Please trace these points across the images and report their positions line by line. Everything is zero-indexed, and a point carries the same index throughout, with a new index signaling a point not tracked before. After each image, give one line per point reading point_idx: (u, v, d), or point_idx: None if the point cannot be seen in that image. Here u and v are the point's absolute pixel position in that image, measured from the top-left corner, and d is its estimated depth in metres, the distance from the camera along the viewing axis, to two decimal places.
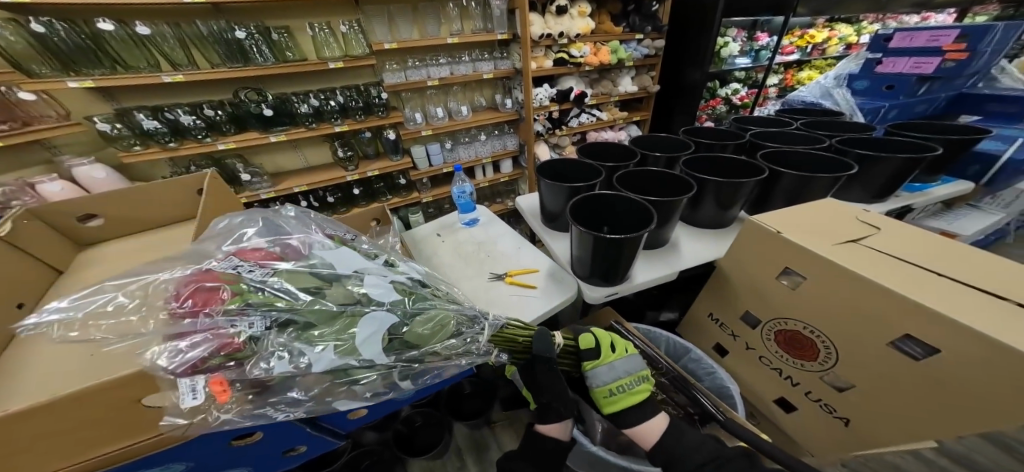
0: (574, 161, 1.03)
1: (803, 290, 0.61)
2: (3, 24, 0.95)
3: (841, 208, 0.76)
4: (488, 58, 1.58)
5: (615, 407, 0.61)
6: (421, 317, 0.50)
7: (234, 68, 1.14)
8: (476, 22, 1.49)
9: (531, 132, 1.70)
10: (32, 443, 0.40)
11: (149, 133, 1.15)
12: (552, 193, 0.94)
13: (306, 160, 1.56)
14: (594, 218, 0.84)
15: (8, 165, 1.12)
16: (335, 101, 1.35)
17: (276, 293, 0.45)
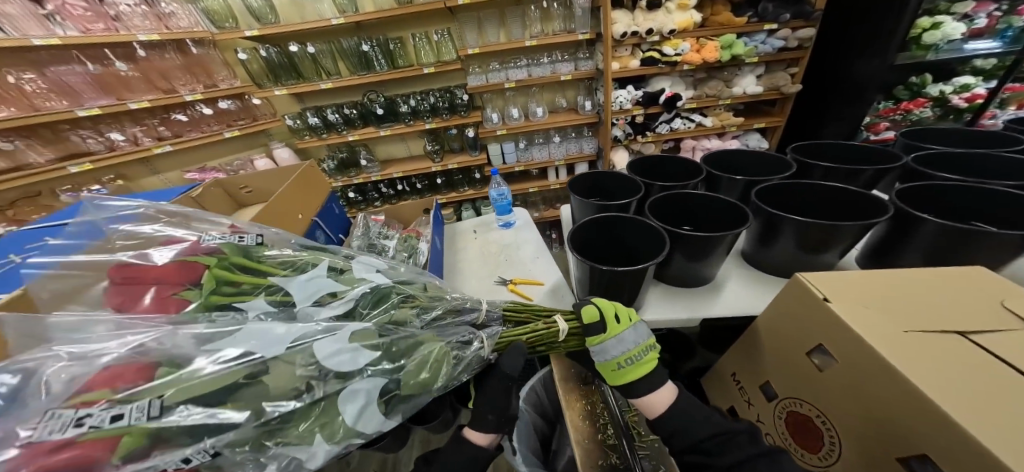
0: (619, 175, 0.99)
1: (830, 373, 0.46)
2: (249, 53, 1.46)
3: (982, 282, 0.48)
4: (570, 59, 1.56)
5: (622, 380, 0.53)
6: (413, 365, 0.44)
7: (361, 76, 1.47)
8: (557, 23, 1.49)
9: (609, 137, 1.62)
10: None
11: (313, 127, 1.59)
12: (580, 207, 0.93)
13: (409, 149, 1.88)
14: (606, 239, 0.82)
15: (243, 146, 1.73)
16: (428, 102, 1.59)
17: (194, 418, 0.32)
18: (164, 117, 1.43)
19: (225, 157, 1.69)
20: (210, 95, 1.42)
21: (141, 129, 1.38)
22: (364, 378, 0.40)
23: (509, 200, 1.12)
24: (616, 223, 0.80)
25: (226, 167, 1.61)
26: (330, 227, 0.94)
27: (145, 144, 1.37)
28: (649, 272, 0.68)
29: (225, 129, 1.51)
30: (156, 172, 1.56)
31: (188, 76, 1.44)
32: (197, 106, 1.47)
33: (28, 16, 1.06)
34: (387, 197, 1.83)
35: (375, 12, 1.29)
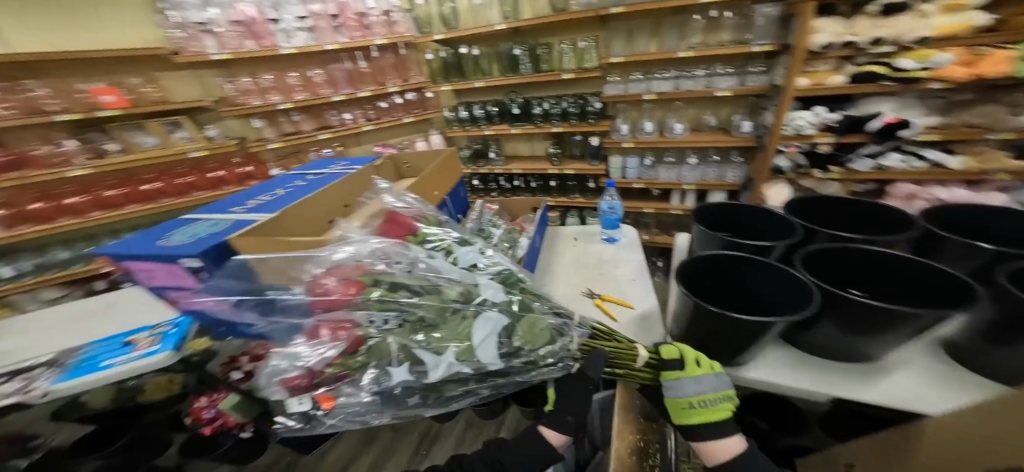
0: (759, 209, 0.83)
1: None
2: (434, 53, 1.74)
3: None
4: (735, 71, 1.36)
5: (692, 420, 0.48)
6: (525, 320, 0.46)
7: (507, 77, 1.59)
8: (726, 33, 1.33)
9: (768, 166, 1.35)
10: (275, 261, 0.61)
11: (461, 120, 1.83)
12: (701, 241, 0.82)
13: (533, 149, 1.98)
14: (725, 278, 0.70)
15: (412, 130, 2.09)
16: (560, 106, 1.62)
17: (400, 293, 0.45)
18: (374, 105, 1.82)
19: (398, 137, 2.07)
20: (407, 85, 1.73)
21: (360, 111, 1.81)
22: (494, 311, 0.45)
23: (619, 216, 1.09)
24: (743, 264, 0.66)
25: (398, 145, 1.99)
26: (452, 209, 1.07)
27: (362, 122, 1.78)
28: (774, 332, 0.54)
29: (404, 116, 1.81)
30: (361, 143, 2.02)
31: (394, 72, 1.75)
32: (395, 96, 1.82)
33: (328, 27, 1.54)
34: (505, 190, 1.96)
35: (530, 21, 1.39)
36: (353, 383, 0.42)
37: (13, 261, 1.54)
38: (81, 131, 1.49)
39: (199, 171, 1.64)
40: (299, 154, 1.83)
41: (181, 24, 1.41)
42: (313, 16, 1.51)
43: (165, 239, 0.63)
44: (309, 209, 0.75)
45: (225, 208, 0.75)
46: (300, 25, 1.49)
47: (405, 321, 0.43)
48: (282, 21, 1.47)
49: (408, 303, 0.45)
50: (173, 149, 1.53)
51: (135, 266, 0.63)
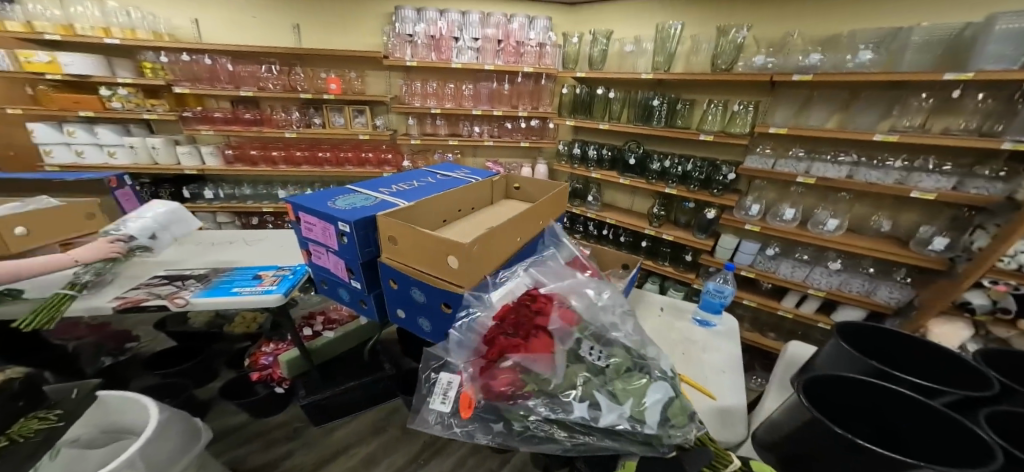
0: (936, 348, 0.64)
1: None
2: (569, 89, 1.75)
3: None
4: (948, 173, 1.10)
5: None
6: (677, 401, 0.42)
7: (637, 126, 1.55)
8: (966, 120, 1.11)
9: (948, 296, 1.05)
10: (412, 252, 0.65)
11: (573, 157, 1.83)
12: (832, 360, 0.66)
13: (633, 203, 1.90)
14: (858, 409, 0.54)
15: (523, 154, 2.18)
16: (682, 168, 1.53)
17: (594, 339, 0.49)
18: (501, 124, 1.93)
19: (506, 157, 2.17)
20: (535, 115, 1.79)
21: (490, 127, 1.93)
22: (671, 387, 0.43)
23: (725, 302, 0.94)
24: (889, 398, 0.51)
25: (507, 165, 2.09)
26: None
27: (485, 138, 1.90)
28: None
29: (523, 140, 1.89)
30: (476, 156, 2.17)
31: (530, 99, 1.85)
32: (523, 122, 1.90)
33: (492, 50, 1.70)
34: (589, 235, 1.92)
35: (682, 74, 1.37)
36: (527, 402, 0.42)
37: (218, 186, 2.03)
38: (306, 106, 1.90)
39: (357, 150, 1.97)
40: (427, 153, 2.03)
41: (396, 33, 1.67)
42: (483, 39, 1.69)
43: (332, 203, 0.75)
44: (433, 207, 0.79)
45: (375, 189, 0.84)
46: (471, 45, 1.68)
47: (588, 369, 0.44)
48: (461, 40, 1.68)
49: (604, 355, 0.46)
50: (349, 130, 1.87)
51: (304, 219, 0.75)
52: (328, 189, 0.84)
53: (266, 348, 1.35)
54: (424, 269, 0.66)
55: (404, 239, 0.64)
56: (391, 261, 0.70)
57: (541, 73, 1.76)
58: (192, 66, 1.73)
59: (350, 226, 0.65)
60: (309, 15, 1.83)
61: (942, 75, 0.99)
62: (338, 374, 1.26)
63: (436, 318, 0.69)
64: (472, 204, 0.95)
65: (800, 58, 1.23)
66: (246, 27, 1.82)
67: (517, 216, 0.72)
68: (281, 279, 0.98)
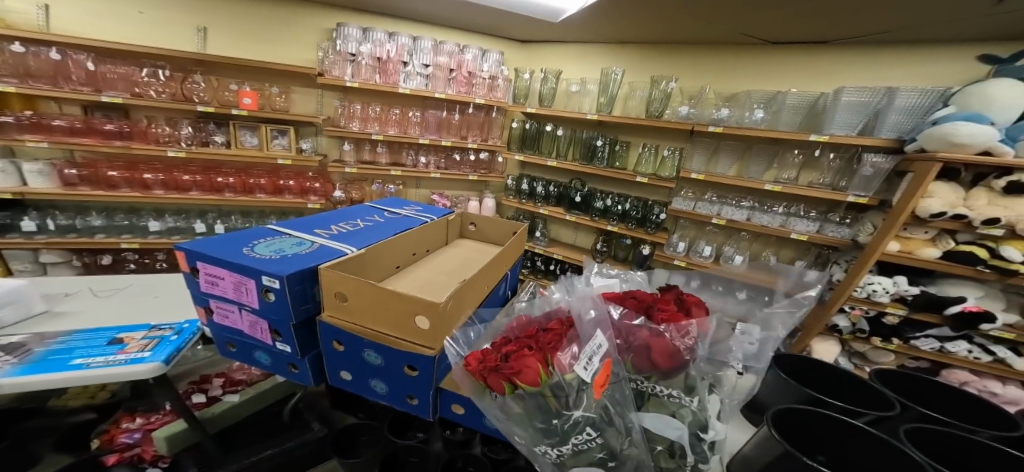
0: (858, 376, 0.68)
1: None
2: (519, 123, 1.77)
3: None
4: (814, 218, 1.33)
5: None
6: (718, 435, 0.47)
7: (582, 164, 1.62)
8: (824, 175, 1.37)
9: (823, 322, 1.25)
10: (366, 311, 0.52)
11: (520, 191, 1.83)
12: (776, 388, 0.68)
13: (576, 239, 1.96)
14: (814, 442, 0.52)
15: (468, 186, 2.11)
16: (622, 207, 1.63)
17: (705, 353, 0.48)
18: (448, 154, 1.84)
19: (451, 190, 2.09)
20: (483, 146, 1.75)
21: (437, 158, 1.82)
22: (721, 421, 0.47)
23: None
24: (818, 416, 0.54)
25: (452, 198, 1.99)
26: (506, 286, 0.93)
27: (430, 169, 1.79)
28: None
29: (471, 173, 1.84)
30: (418, 188, 2.03)
31: (479, 130, 1.81)
32: (470, 153, 1.86)
33: (441, 78, 1.65)
34: (537, 271, 1.91)
35: (621, 118, 1.49)
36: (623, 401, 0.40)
37: (48, 215, 1.51)
38: (202, 119, 1.58)
39: (274, 176, 1.68)
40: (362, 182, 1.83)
41: (336, 50, 1.52)
42: (434, 66, 1.63)
43: (247, 249, 0.58)
44: (385, 252, 0.68)
45: (308, 231, 0.69)
46: (420, 70, 1.61)
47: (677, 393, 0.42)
48: (410, 64, 1.59)
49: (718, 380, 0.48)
50: (265, 153, 1.58)
51: (204, 271, 0.56)
52: (238, 231, 0.66)
53: (134, 422, 0.99)
54: (383, 330, 0.53)
55: (359, 294, 0.51)
56: (334, 319, 0.56)
57: (492, 106, 1.75)
58: (28, 58, 1.29)
59: (277, 281, 0.49)
60: (220, 19, 1.56)
61: (805, 136, 1.24)
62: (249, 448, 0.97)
63: (397, 386, 0.56)
64: (426, 245, 0.84)
65: (713, 112, 1.44)
66: (127, 18, 1.46)
67: (485, 265, 0.65)
68: (158, 342, 0.72)
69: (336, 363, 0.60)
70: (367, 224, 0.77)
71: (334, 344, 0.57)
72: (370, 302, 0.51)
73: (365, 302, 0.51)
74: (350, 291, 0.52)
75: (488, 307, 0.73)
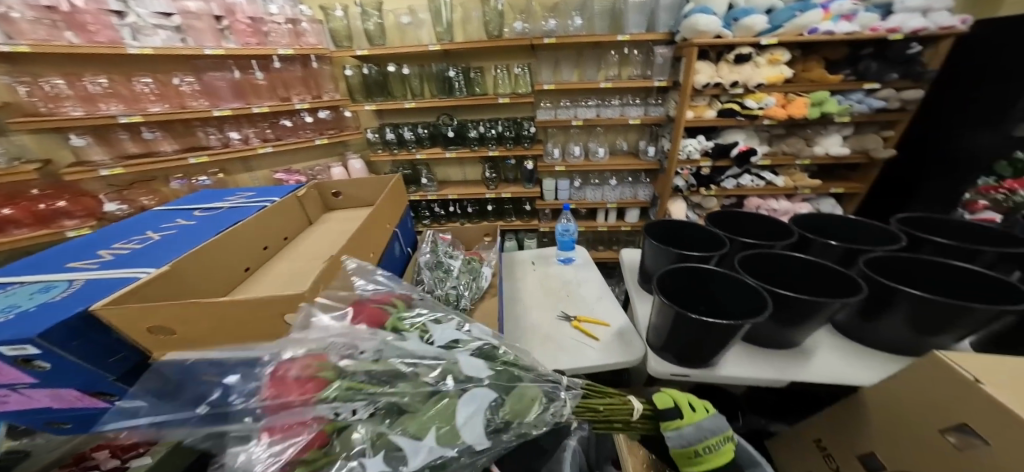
0: (700, 226, 0.94)
1: (974, 455, 0.43)
2: (354, 69, 1.53)
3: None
4: (641, 104, 1.60)
5: (702, 467, 0.52)
6: (513, 395, 0.39)
7: (442, 99, 1.53)
8: (634, 68, 1.58)
9: (669, 185, 1.60)
10: (219, 328, 0.45)
11: (388, 142, 1.65)
12: (654, 253, 0.89)
13: (466, 174, 1.94)
14: (688, 291, 0.78)
15: (322, 154, 1.80)
16: (496, 130, 1.65)
17: (393, 366, 0.38)
18: (274, 122, 1.51)
19: (306, 162, 1.76)
20: (317, 105, 1.48)
21: (255, 130, 1.47)
22: (486, 387, 0.38)
23: (573, 236, 1.13)
24: (702, 271, 0.75)
25: (306, 171, 1.68)
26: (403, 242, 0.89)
27: (252, 143, 1.44)
28: (740, 331, 0.64)
29: (317, 136, 1.53)
30: (250, 170, 1.62)
31: (303, 85, 1.50)
32: (302, 114, 1.55)
33: (208, 29, 1.27)
34: (439, 217, 1.87)
35: (466, 43, 1.41)
36: None
37: None
38: None
39: None
40: (155, 183, 1.36)
41: None
42: (182, 13, 1.21)
43: None
44: (227, 256, 0.54)
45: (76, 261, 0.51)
46: (157, 21, 1.17)
47: (357, 426, 0.33)
48: (127, 14, 1.13)
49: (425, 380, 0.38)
50: None
51: None
52: None
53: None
54: (252, 343, 0.47)
55: (190, 312, 0.42)
56: (177, 357, 0.47)
57: (306, 55, 1.47)
58: None
59: (28, 348, 0.37)
60: None
61: (615, 36, 1.40)
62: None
63: None
64: (285, 232, 0.70)
65: (543, 24, 1.48)
66: None
67: (353, 233, 0.58)
68: None
69: None
70: (182, 221, 0.60)
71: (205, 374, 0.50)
72: (215, 317, 0.43)
73: (209, 319, 0.44)
74: (172, 317, 0.42)
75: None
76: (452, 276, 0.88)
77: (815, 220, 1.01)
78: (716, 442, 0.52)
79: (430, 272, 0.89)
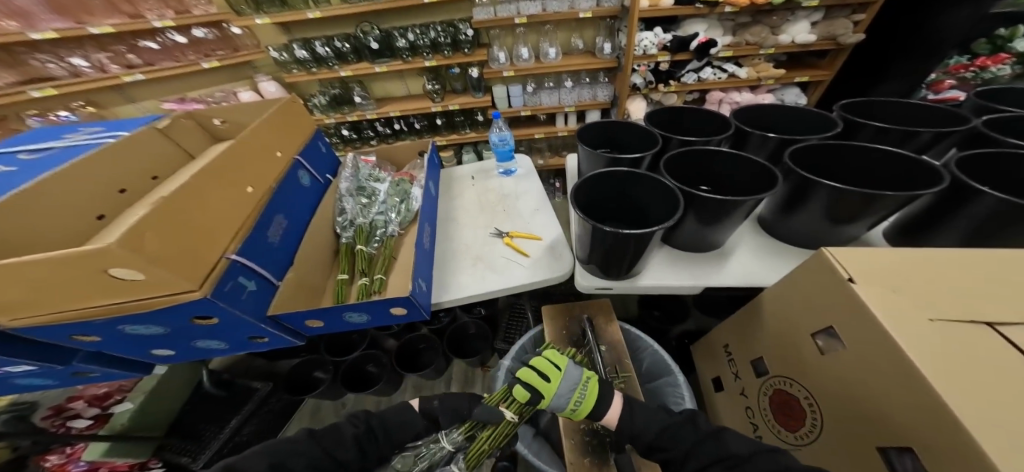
0: (635, 125, 0.88)
1: (838, 358, 0.46)
2: None
3: (918, 277, 0.44)
4: None
5: (583, 412, 0.58)
6: None
7: (353, 4, 1.29)
8: None
9: (627, 84, 1.49)
10: (52, 289, 0.43)
11: (302, 61, 1.46)
12: (587, 161, 0.84)
13: (408, 88, 1.76)
14: (610, 195, 0.77)
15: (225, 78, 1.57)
16: (428, 36, 1.44)
17: None
18: (133, 44, 1.29)
19: (207, 88, 1.55)
20: (184, 23, 1.25)
21: (108, 55, 1.26)
22: None
23: (510, 146, 1.06)
24: (625, 178, 0.73)
25: (206, 97, 1.51)
26: (314, 169, 0.90)
27: (111, 71, 1.26)
28: (656, 237, 0.64)
29: (203, 59, 1.39)
30: (131, 100, 1.46)
31: None
32: (168, 32, 1.32)
33: None
34: (384, 136, 1.79)
35: None
36: None
37: None
38: None
39: None
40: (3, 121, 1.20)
41: None
42: None
43: None
44: (73, 202, 0.50)
45: None
46: None
47: None
48: None
49: None
50: None
51: None
52: None
53: (55, 458, 1.00)
54: (106, 302, 0.47)
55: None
56: (38, 319, 0.48)
57: None
58: None
59: None
60: None
61: None
62: (209, 426, 1.17)
63: (232, 332, 0.59)
64: (151, 171, 0.64)
65: None
66: None
67: (206, 166, 0.56)
68: None
69: (116, 337, 0.56)
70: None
71: (80, 330, 0.51)
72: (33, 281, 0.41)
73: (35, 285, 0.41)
74: None
75: (277, 206, 0.70)
76: (378, 199, 0.91)
77: (764, 110, 0.95)
78: (580, 390, 0.58)
79: (353, 198, 0.92)
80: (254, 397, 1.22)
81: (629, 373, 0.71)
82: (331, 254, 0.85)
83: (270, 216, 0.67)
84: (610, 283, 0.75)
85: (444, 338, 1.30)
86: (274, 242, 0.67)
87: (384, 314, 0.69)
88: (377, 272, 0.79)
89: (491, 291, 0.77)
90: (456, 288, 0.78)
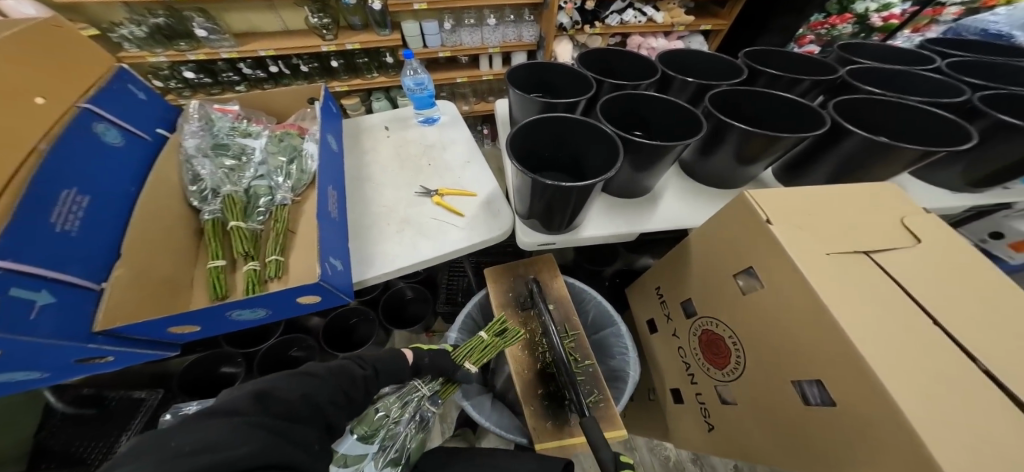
0: (568, 65, 0.80)
1: (756, 297, 0.51)
2: None
3: (815, 216, 0.49)
4: None
5: None
6: None
7: None
8: None
9: (553, 23, 1.38)
10: None
11: None
12: (519, 105, 0.75)
13: (283, 22, 1.36)
14: (548, 141, 0.70)
15: None
16: None
17: None
18: None
19: None
20: None
21: None
22: None
23: (430, 91, 0.91)
24: (562, 123, 0.67)
25: None
26: (134, 121, 0.69)
27: None
28: (596, 187, 0.60)
29: None
30: None
31: None
32: None
33: None
34: (254, 80, 1.39)
35: None
36: None
37: None
38: None
39: None
40: None
41: None
42: None
43: None
44: None
45: None
46: None
47: None
48: None
49: None
50: None
51: None
52: None
53: None
54: None
55: None
56: None
57: None
58: None
59: None
60: None
61: None
62: (89, 448, 0.93)
63: (36, 363, 0.44)
64: None
65: None
66: None
67: None
68: None
69: None
70: None
71: None
72: None
73: None
74: None
75: (61, 177, 0.51)
76: (253, 160, 0.74)
77: (680, 53, 0.96)
78: None
79: (211, 159, 0.73)
80: (141, 408, 0.98)
81: (577, 331, 0.73)
82: (193, 236, 0.69)
83: (46, 196, 0.48)
84: (552, 239, 0.72)
85: (378, 307, 1.20)
86: (66, 235, 0.49)
87: (290, 305, 0.55)
88: (269, 253, 0.63)
89: (423, 260, 0.68)
90: (381, 261, 0.67)
